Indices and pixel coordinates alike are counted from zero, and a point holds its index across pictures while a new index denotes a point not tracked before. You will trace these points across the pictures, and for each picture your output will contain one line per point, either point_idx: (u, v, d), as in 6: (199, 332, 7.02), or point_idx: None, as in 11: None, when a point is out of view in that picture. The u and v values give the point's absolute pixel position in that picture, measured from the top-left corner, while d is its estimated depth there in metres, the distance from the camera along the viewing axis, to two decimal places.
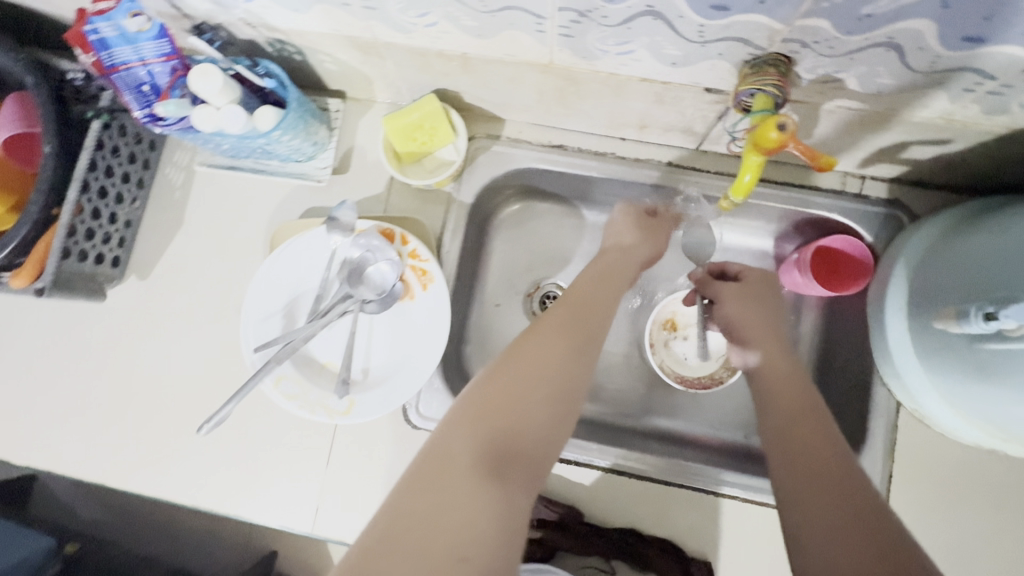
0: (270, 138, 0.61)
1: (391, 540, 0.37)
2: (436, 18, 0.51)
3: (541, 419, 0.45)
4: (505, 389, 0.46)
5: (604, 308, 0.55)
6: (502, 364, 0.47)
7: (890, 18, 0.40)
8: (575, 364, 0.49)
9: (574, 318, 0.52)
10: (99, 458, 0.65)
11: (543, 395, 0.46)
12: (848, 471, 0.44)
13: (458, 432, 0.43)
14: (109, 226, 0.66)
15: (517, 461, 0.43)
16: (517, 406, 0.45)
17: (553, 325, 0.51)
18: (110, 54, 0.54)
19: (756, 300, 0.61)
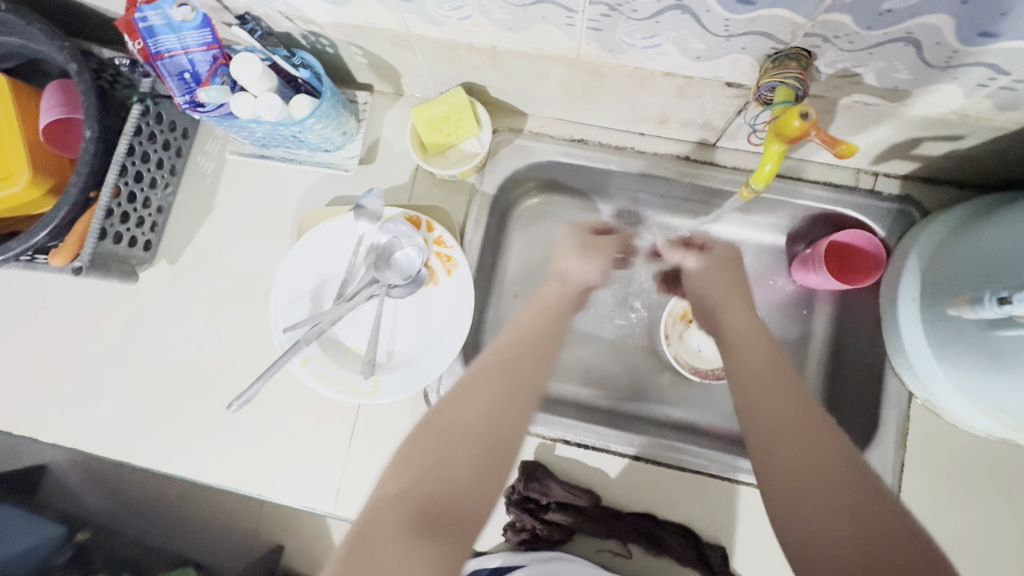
0: (303, 126, 0.63)
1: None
2: (470, 11, 0.53)
3: (472, 470, 0.48)
4: (438, 445, 0.49)
5: (534, 352, 0.58)
6: (435, 419, 0.51)
7: (910, 13, 0.42)
8: (508, 413, 0.52)
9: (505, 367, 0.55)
10: (126, 436, 0.67)
11: (477, 447, 0.49)
12: (850, 471, 0.43)
13: (394, 491, 0.46)
14: (143, 210, 0.68)
15: (447, 516, 0.45)
16: (447, 459, 0.48)
17: (488, 373, 0.54)
18: (156, 41, 0.56)
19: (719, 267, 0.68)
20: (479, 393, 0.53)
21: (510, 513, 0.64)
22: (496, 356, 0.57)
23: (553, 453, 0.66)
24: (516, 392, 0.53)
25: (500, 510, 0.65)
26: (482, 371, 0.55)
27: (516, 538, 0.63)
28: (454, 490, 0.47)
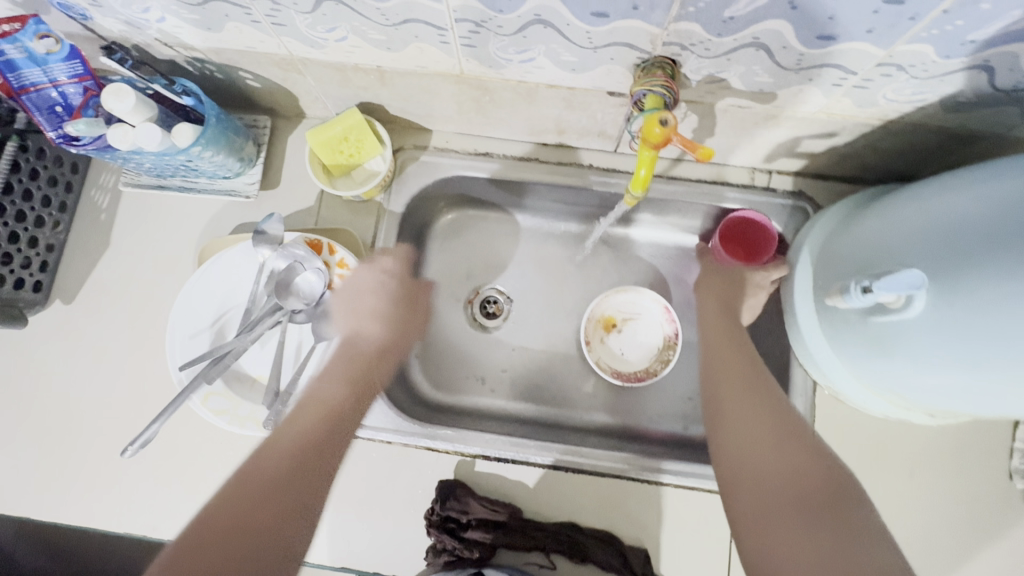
0: (190, 155, 0.61)
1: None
2: (345, 32, 0.53)
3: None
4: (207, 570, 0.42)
5: (320, 446, 0.52)
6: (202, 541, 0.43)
7: (750, 20, 0.43)
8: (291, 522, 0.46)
9: (292, 457, 0.50)
10: (21, 490, 0.63)
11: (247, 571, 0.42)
12: (813, 475, 0.51)
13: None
14: (29, 250, 0.65)
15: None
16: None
17: (261, 477, 0.48)
18: (18, 76, 0.54)
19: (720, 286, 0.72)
20: (253, 500, 0.46)
21: (430, 535, 0.63)
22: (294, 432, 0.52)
23: (474, 468, 0.66)
24: (309, 491, 0.49)
25: (423, 532, 0.64)
26: (236, 477, 0.48)
27: (436, 560, 0.62)
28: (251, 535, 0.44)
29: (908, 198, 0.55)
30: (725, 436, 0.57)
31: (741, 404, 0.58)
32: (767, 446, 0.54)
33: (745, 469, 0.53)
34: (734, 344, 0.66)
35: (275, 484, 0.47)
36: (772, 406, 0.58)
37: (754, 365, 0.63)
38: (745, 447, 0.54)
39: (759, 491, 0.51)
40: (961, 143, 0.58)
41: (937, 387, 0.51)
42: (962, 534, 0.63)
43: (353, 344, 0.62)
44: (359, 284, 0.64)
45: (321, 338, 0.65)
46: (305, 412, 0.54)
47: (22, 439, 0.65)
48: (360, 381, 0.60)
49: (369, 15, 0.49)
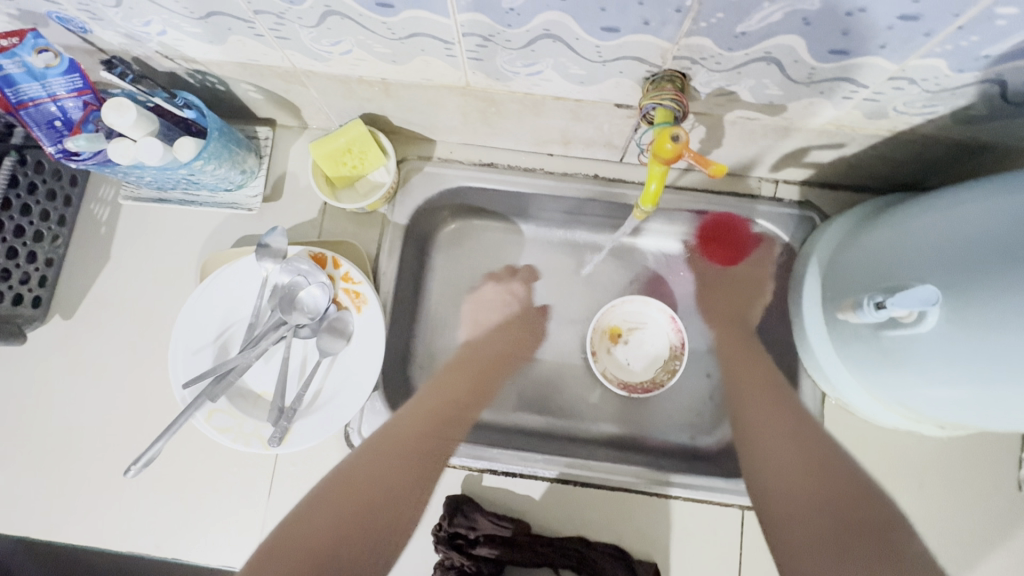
0: (192, 169, 0.60)
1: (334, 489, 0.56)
2: (350, 45, 0.52)
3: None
4: (325, 543, 0.52)
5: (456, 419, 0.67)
6: (329, 501, 0.55)
7: (762, 35, 0.43)
8: (384, 537, 0.56)
9: (400, 473, 0.59)
10: (23, 509, 0.62)
11: (354, 550, 0.53)
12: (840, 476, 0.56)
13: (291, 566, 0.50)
14: (28, 266, 0.64)
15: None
16: (340, 549, 0.52)
17: (416, 422, 0.64)
18: (16, 90, 0.53)
19: (733, 288, 0.76)
20: (366, 494, 0.56)
21: (438, 552, 0.62)
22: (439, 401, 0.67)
23: (481, 483, 0.65)
24: (409, 503, 0.58)
25: (430, 548, 0.63)
26: (362, 459, 0.59)
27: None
28: (419, 451, 0.61)
29: (915, 211, 0.55)
30: (748, 443, 0.62)
31: (762, 415, 0.64)
32: (783, 447, 0.60)
33: (766, 468, 0.59)
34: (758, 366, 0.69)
35: (394, 487, 0.58)
36: (796, 427, 0.61)
37: (777, 385, 0.66)
38: (766, 449, 0.60)
39: (790, 493, 0.55)
40: (970, 154, 0.58)
41: (950, 401, 0.50)
42: (971, 545, 0.63)
43: (431, 402, 0.67)
44: (489, 301, 0.77)
45: (324, 353, 0.63)
46: (395, 445, 0.61)
47: (22, 458, 0.64)
48: (439, 438, 0.64)
49: (375, 29, 0.49)
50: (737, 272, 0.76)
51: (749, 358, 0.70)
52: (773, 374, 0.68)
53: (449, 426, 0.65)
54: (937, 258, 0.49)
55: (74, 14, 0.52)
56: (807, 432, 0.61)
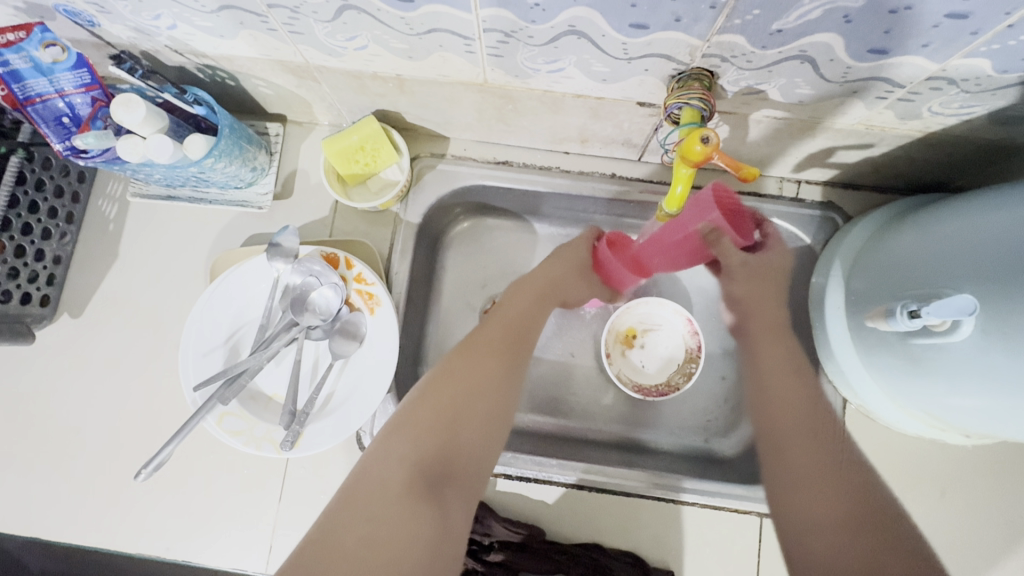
0: (202, 167, 0.59)
1: (431, 388, 0.51)
2: (365, 40, 0.50)
3: (470, 465, 0.49)
4: (435, 425, 0.48)
5: (534, 317, 0.62)
6: (436, 381, 0.51)
7: (798, 33, 0.41)
8: (493, 423, 0.51)
9: (492, 360, 0.54)
10: (33, 511, 0.62)
11: (465, 435, 0.49)
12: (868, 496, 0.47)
13: (404, 451, 0.47)
14: (35, 264, 0.64)
15: (455, 483, 0.47)
16: (452, 436, 0.49)
17: (497, 326, 0.59)
18: (24, 86, 0.51)
19: (759, 278, 0.64)
20: (462, 381, 0.52)
21: None
22: (512, 306, 0.62)
23: (495, 488, 0.64)
24: (504, 390, 0.53)
25: None
26: (454, 352, 0.55)
27: None
28: (502, 352, 0.56)
29: (945, 213, 0.53)
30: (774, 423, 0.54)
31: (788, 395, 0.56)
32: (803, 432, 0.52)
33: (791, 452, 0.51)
34: (786, 350, 0.61)
35: (493, 374, 0.54)
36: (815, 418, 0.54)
37: (801, 369, 0.59)
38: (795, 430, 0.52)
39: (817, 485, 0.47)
40: (1003, 155, 0.56)
41: (981, 412, 0.49)
42: (993, 555, 0.62)
43: (522, 302, 0.62)
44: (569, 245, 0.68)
45: (336, 355, 0.62)
46: (486, 339, 0.57)
47: (31, 459, 0.63)
48: (529, 335, 0.60)
49: (393, 25, 0.47)
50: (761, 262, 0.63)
51: (769, 330, 0.63)
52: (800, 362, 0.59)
53: (531, 322, 0.61)
54: (969, 258, 0.47)
55: (81, 7, 0.50)
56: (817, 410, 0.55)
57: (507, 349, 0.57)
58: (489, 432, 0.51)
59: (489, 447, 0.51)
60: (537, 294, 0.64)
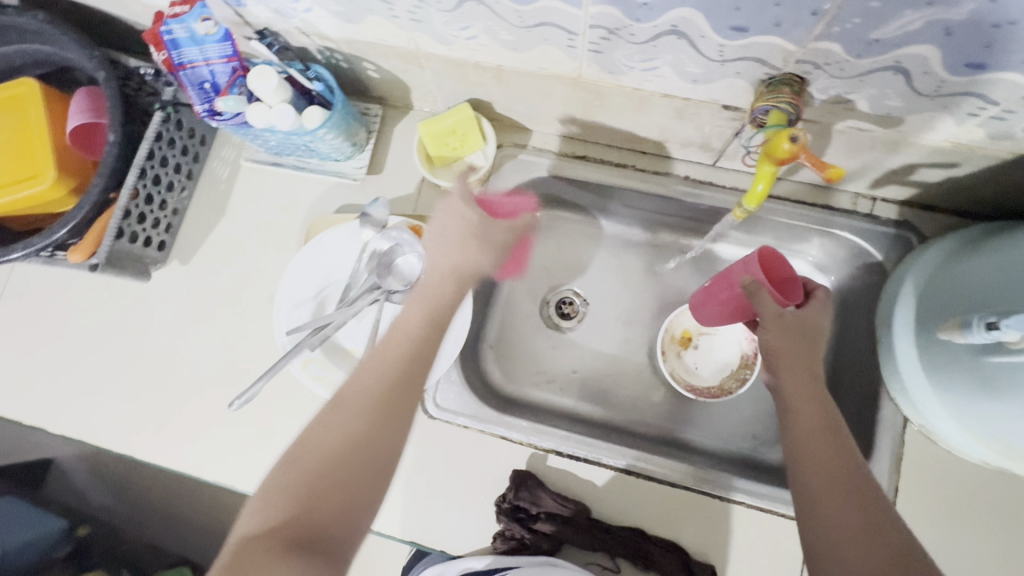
0: (314, 136, 0.65)
1: (300, 450, 0.46)
2: (477, 31, 0.55)
3: (344, 524, 0.44)
4: (296, 496, 0.43)
5: (434, 326, 0.55)
6: (306, 442, 0.47)
7: (897, 43, 0.43)
8: (366, 480, 0.45)
9: (365, 398, 0.49)
10: (127, 430, 0.69)
11: (332, 493, 0.44)
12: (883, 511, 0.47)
13: (261, 552, 0.40)
14: (159, 212, 0.71)
15: (322, 547, 0.42)
16: (319, 494, 0.44)
17: (388, 346, 0.53)
18: (180, 53, 0.60)
19: (797, 333, 0.59)
20: (329, 435, 0.47)
21: (500, 521, 0.64)
22: (405, 324, 0.55)
23: (545, 463, 0.67)
24: (384, 426, 0.48)
25: (492, 518, 0.65)
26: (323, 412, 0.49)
27: (505, 546, 0.64)
28: (385, 378, 0.50)
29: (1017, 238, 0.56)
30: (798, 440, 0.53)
31: (806, 409, 0.55)
32: (819, 446, 0.52)
33: (810, 465, 0.51)
34: (815, 389, 0.56)
35: (370, 415, 0.48)
36: (832, 426, 0.54)
37: (822, 392, 0.56)
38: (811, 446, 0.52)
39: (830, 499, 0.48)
40: None
41: None
42: None
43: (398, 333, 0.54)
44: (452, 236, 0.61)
45: None
46: (368, 367, 0.51)
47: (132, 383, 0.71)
48: (412, 357, 0.52)
49: (505, 16, 0.52)
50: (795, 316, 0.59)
51: (799, 373, 0.58)
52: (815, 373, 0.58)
53: (427, 338, 0.54)
54: None
55: None
56: (834, 422, 0.54)
57: (388, 374, 0.50)
58: (375, 480, 0.46)
59: (365, 506, 0.45)
60: (439, 298, 0.58)
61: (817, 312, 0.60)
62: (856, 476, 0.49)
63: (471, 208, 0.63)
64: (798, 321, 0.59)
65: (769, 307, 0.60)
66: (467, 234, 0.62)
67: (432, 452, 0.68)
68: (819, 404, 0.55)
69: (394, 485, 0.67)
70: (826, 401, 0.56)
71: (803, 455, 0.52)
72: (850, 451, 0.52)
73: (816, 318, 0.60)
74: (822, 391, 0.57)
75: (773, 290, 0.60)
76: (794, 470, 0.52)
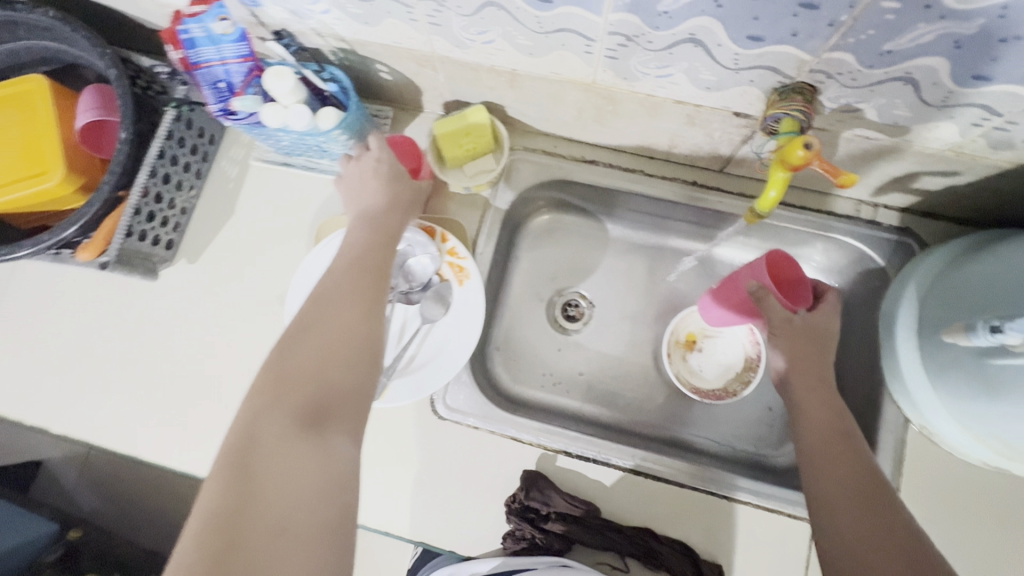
0: (328, 136, 0.66)
1: (291, 340, 0.48)
2: (494, 36, 0.56)
3: (355, 390, 0.47)
4: (302, 377, 0.46)
5: (393, 226, 0.59)
6: (294, 334, 0.49)
7: (908, 55, 0.44)
8: (357, 368, 0.48)
9: (348, 288, 0.52)
10: (132, 428, 0.68)
11: (338, 371, 0.47)
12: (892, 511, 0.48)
13: (274, 435, 0.42)
14: (167, 211, 0.70)
15: (338, 415, 0.45)
16: (323, 371, 0.46)
17: (354, 246, 0.56)
18: (197, 52, 0.59)
19: (805, 340, 0.61)
20: (318, 324, 0.49)
21: (510, 521, 0.64)
22: (366, 226, 0.58)
23: (554, 463, 0.67)
24: (373, 310, 0.51)
25: (501, 517, 0.66)
26: (304, 309, 0.51)
27: (515, 546, 0.64)
28: (358, 270, 0.54)
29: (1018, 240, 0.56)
30: (811, 440, 0.55)
31: (817, 413, 0.57)
32: (831, 447, 0.54)
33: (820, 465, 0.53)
34: (826, 394, 0.58)
35: (354, 302, 0.51)
36: (843, 429, 0.55)
37: (834, 398, 0.58)
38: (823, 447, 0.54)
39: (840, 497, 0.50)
40: None
41: None
42: None
43: (359, 237, 0.57)
44: (363, 188, 0.61)
45: (425, 319, 0.67)
46: (340, 264, 0.54)
47: (138, 381, 0.70)
48: (381, 253, 0.56)
49: (525, 22, 0.53)
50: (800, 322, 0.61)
51: (808, 376, 0.59)
52: (824, 381, 0.59)
53: (390, 238, 0.58)
54: None
55: None
56: (846, 429, 0.55)
57: (361, 268, 0.54)
58: (376, 354, 0.50)
59: (363, 392, 0.48)
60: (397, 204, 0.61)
61: (825, 315, 0.62)
62: (866, 476, 0.51)
63: (385, 154, 0.63)
64: (808, 327, 0.61)
65: (773, 313, 0.61)
66: (376, 176, 0.62)
67: (441, 451, 0.68)
68: (830, 408, 0.57)
69: (404, 485, 0.67)
70: (837, 406, 0.57)
71: (817, 455, 0.54)
72: (862, 454, 0.53)
73: (823, 321, 0.62)
74: (833, 399, 0.58)
75: (780, 295, 0.60)
76: (805, 467, 0.54)
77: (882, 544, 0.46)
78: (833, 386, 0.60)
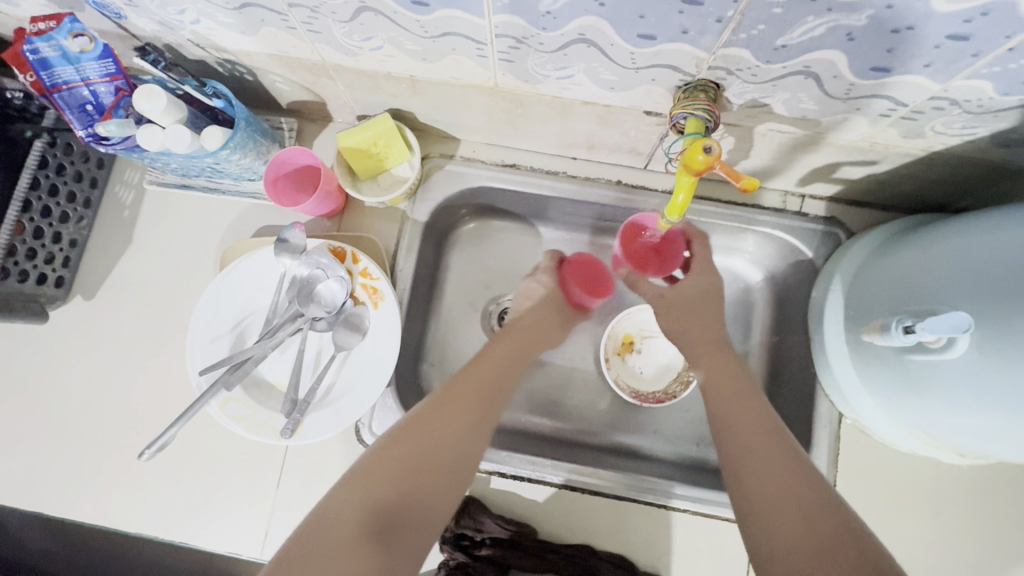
0: (218, 158, 0.60)
1: (429, 423, 0.53)
2: (381, 41, 0.52)
3: (427, 512, 0.49)
4: (399, 468, 0.49)
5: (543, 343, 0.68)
6: (422, 418, 0.53)
7: (804, 49, 0.42)
8: (449, 483, 0.51)
9: (466, 399, 0.56)
10: (34, 486, 0.63)
11: (427, 483, 0.50)
12: (808, 479, 0.47)
13: (346, 535, 0.44)
14: (52, 246, 0.66)
15: (405, 529, 0.47)
16: (423, 473, 0.50)
17: (497, 359, 0.62)
18: (51, 73, 0.54)
19: (688, 313, 0.65)
20: (453, 416, 0.54)
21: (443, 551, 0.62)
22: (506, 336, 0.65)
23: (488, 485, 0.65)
24: (472, 434, 0.54)
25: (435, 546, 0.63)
26: (429, 401, 0.55)
27: None
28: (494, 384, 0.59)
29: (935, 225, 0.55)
30: (723, 412, 0.55)
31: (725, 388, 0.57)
32: (740, 417, 0.53)
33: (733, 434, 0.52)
34: (735, 370, 0.58)
35: (471, 420, 0.55)
36: (753, 402, 0.55)
37: (741, 372, 0.58)
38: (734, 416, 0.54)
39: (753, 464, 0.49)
40: (1004, 175, 0.57)
41: (969, 428, 0.49)
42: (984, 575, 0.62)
43: (500, 349, 0.63)
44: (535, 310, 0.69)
45: (339, 347, 0.63)
46: (473, 374, 0.59)
47: (39, 433, 0.65)
48: (503, 377, 0.61)
49: (408, 27, 0.49)
50: (682, 294, 0.66)
51: (711, 352, 0.61)
52: (733, 361, 0.60)
53: (508, 373, 0.61)
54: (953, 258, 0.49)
55: None
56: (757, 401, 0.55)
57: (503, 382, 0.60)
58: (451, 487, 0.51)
59: (443, 507, 0.50)
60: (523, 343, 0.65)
61: (704, 278, 0.66)
62: (774, 443, 0.50)
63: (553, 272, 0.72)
64: (690, 297, 0.65)
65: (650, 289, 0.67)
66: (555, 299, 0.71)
67: None
68: (740, 381, 0.57)
69: None
70: (749, 380, 0.58)
71: (732, 425, 0.53)
72: (775, 423, 0.53)
73: (709, 281, 0.65)
74: (743, 371, 0.59)
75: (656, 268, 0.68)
76: (721, 441, 0.53)
77: (795, 514, 0.44)
78: (740, 363, 0.60)
